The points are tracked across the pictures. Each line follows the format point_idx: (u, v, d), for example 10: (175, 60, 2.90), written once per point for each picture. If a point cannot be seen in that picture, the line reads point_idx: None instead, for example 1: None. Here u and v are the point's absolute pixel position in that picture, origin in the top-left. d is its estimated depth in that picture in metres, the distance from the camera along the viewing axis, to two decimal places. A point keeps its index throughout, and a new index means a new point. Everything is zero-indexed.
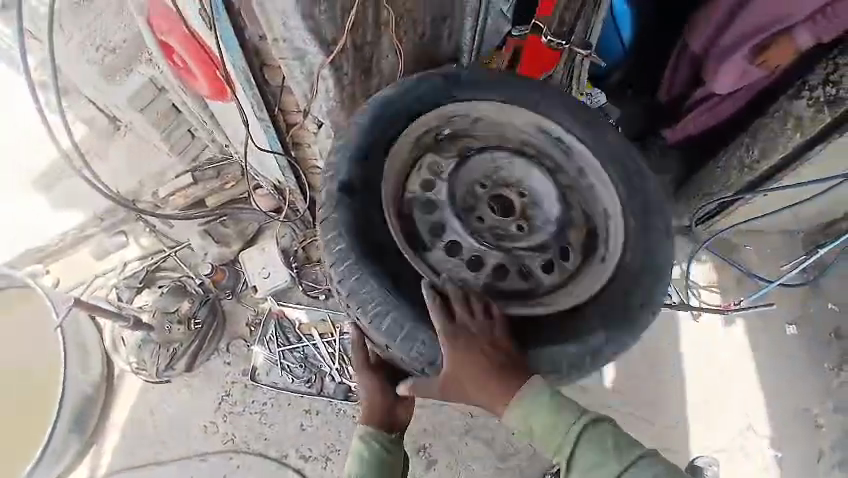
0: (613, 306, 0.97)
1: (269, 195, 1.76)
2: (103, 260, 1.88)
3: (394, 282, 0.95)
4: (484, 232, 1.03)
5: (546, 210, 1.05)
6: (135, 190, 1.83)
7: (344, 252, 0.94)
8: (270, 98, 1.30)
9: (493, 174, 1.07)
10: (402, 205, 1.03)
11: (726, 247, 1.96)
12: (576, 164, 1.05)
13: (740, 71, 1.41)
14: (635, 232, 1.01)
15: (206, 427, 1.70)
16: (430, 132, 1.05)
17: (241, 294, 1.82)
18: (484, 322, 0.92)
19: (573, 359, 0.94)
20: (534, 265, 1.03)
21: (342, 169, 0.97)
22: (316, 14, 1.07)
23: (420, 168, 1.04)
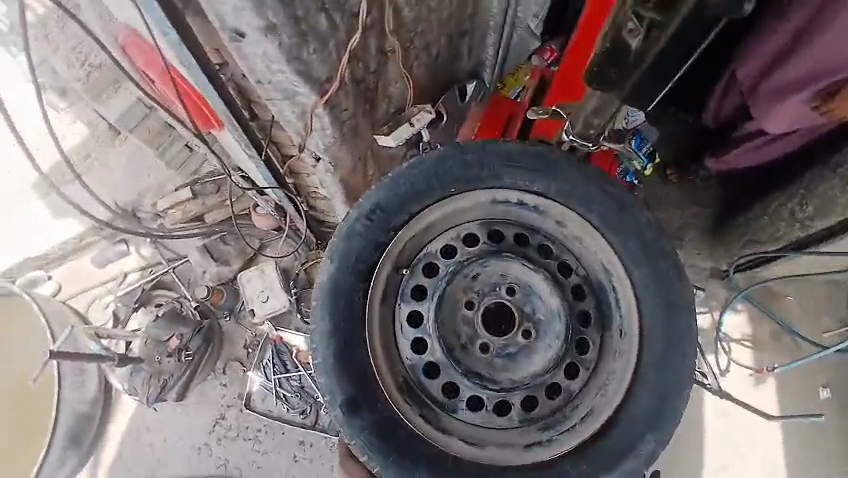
0: (660, 374, 0.92)
1: (269, 216, 1.66)
2: (104, 269, 1.82)
3: (448, 451, 0.91)
4: (494, 356, 0.94)
5: (549, 305, 0.96)
6: (135, 201, 1.75)
7: (395, 466, 0.89)
8: (257, 134, 1.17)
9: (477, 285, 0.97)
10: (396, 367, 0.95)
11: (766, 297, 1.73)
12: (551, 217, 0.97)
13: (795, 117, 1.08)
14: (653, 281, 0.93)
15: (200, 451, 1.68)
16: (387, 271, 0.96)
17: (240, 316, 1.75)
18: (543, 450, 0.92)
19: (646, 424, 0.91)
20: (559, 372, 0.95)
21: (339, 397, 0.91)
22: (304, 55, 0.94)
23: (402, 303, 0.97)
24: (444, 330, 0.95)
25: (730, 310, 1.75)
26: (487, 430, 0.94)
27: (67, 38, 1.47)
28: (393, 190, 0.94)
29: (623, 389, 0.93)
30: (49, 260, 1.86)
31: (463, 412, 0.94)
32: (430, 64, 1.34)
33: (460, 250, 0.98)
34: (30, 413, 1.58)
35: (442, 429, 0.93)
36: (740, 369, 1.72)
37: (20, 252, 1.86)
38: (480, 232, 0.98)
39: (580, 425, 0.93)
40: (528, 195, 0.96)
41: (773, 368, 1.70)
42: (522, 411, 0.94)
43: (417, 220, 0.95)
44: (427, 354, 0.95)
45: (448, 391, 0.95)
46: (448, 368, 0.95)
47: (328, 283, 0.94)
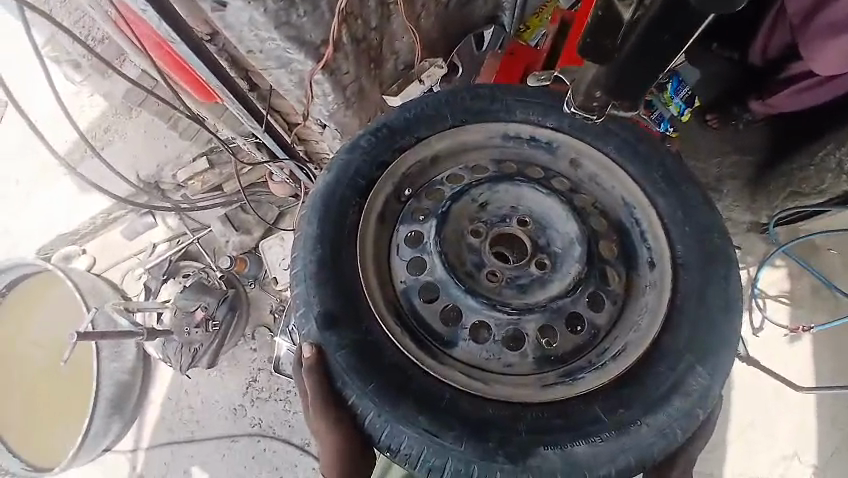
0: (699, 308, 0.82)
1: (285, 183, 1.63)
2: (133, 242, 1.88)
3: (446, 383, 0.80)
4: (503, 285, 0.85)
5: (565, 233, 0.87)
6: (155, 174, 1.77)
7: (378, 396, 0.77)
8: (256, 102, 1.12)
9: (485, 215, 0.88)
10: (390, 296, 0.86)
11: (807, 251, 1.63)
12: (565, 155, 0.91)
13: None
14: (685, 218, 0.86)
15: (236, 410, 1.77)
16: (388, 194, 0.88)
17: (264, 282, 1.78)
18: (562, 389, 0.81)
19: (692, 354, 0.81)
20: (581, 301, 0.86)
21: (315, 310, 0.80)
22: (294, 19, 0.88)
23: (400, 226, 0.89)
24: (447, 248, 0.85)
25: (768, 265, 1.64)
26: (495, 369, 0.84)
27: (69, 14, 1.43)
28: (404, 114, 0.89)
29: (658, 323, 0.83)
30: (81, 235, 1.92)
31: (466, 344, 0.85)
32: (439, 18, 1.25)
33: (466, 178, 0.90)
34: (79, 377, 1.72)
35: (441, 360, 0.83)
36: (777, 328, 1.62)
37: (53, 229, 1.93)
38: (490, 165, 0.91)
39: (609, 364, 0.83)
40: (540, 130, 0.90)
41: (810, 327, 1.59)
42: (538, 346, 0.85)
43: (424, 146, 0.89)
44: (423, 274, 0.87)
45: (448, 321, 0.85)
46: (451, 289, 0.85)
47: (321, 188, 0.85)
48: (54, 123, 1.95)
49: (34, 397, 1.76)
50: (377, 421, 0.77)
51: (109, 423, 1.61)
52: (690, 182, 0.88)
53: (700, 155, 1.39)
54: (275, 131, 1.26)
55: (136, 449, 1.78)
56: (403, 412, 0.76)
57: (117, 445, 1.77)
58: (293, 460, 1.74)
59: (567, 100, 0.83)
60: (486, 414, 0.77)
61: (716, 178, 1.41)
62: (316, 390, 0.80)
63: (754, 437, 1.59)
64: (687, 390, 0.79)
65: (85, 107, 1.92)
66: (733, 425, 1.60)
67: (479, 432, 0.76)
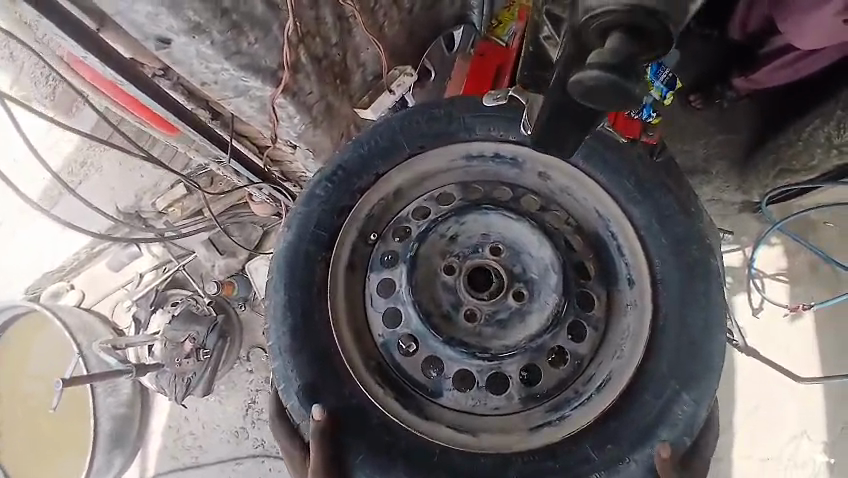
0: (681, 330, 0.81)
1: (266, 203, 1.60)
2: (120, 273, 1.86)
3: (434, 441, 0.80)
4: (481, 324, 0.85)
5: (540, 259, 0.87)
6: (134, 204, 1.75)
7: (369, 466, 0.78)
8: (219, 129, 1.10)
9: (456, 247, 0.88)
10: (369, 350, 0.86)
11: (802, 228, 1.60)
12: (534, 168, 0.88)
13: (828, 30, 0.95)
14: (662, 229, 0.83)
15: (238, 433, 1.76)
16: (353, 240, 0.87)
17: (254, 302, 1.77)
18: (547, 433, 0.81)
19: (677, 382, 0.79)
20: (561, 334, 0.86)
21: (295, 384, 0.81)
22: (245, 48, 0.86)
23: (372, 273, 0.89)
24: (420, 296, 0.86)
25: (764, 243, 1.62)
26: (482, 414, 0.84)
27: None
28: (357, 152, 0.86)
29: (640, 347, 0.82)
30: (65, 271, 1.90)
31: (449, 393, 0.85)
32: (404, 26, 1.21)
33: (433, 210, 0.90)
34: (73, 415, 1.70)
35: (426, 416, 0.83)
36: (776, 309, 1.61)
37: (37, 268, 1.91)
38: (456, 191, 0.90)
39: (594, 397, 0.82)
40: (504, 146, 0.87)
41: (809, 305, 1.58)
42: (522, 387, 0.85)
43: (383, 182, 0.87)
44: (400, 327, 0.87)
45: (432, 371, 0.86)
46: (428, 339, 0.86)
47: (283, 249, 0.85)
48: (29, 159, 1.94)
49: (32, 438, 1.75)
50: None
51: (110, 459, 1.59)
52: (663, 186, 0.84)
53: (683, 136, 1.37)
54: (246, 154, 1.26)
55: None
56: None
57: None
58: None
59: (522, 123, 0.84)
60: (481, 469, 0.78)
61: (703, 159, 1.39)
62: (317, 457, 0.76)
63: (760, 419, 1.58)
64: (673, 419, 0.79)
65: (57, 140, 1.89)
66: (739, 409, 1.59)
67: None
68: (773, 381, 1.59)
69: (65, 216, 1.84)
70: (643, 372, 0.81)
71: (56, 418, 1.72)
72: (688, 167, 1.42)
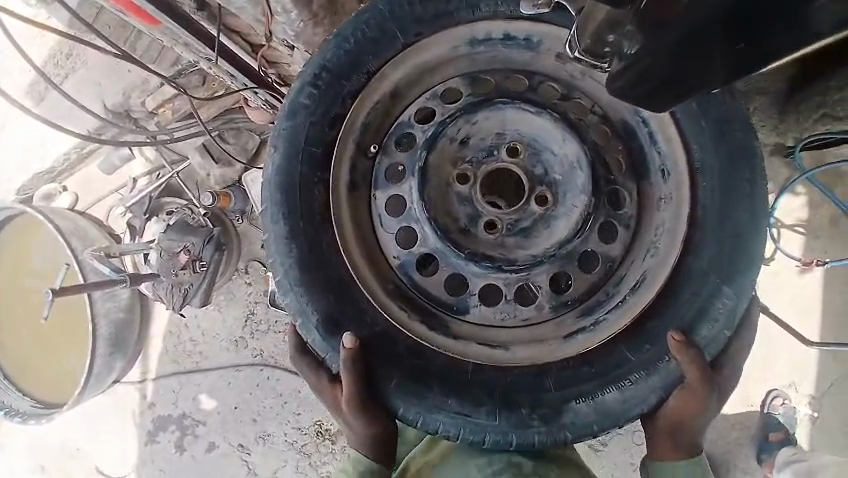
0: (724, 220, 0.74)
1: (263, 110, 1.50)
2: (114, 177, 1.78)
3: (465, 358, 0.76)
4: (504, 235, 0.78)
5: (565, 156, 0.78)
6: (123, 103, 1.63)
7: (401, 391, 0.74)
8: (207, 24, 1.00)
9: (468, 152, 0.79)
10: (384, 274, 0.80)
11: (830, 179, 1.50)
12: (549, 53, 0.78)
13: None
14: (700, 112, 0.74)
15: (237, 342, 1.79)
16: (350, 151, 0.79)
17: (252, 216, 1.72)
18: (582, 340, 0.76)
19: (715, 274, 0.74)
20: (592, 238, 0.79)
21: (314, 318, 0.75)
22: None
23: (377, 189, 0.82)
24: (435, 211, 0.78)
25: (787, 192, 1.52)
26: (512, 326, 0.80)
27: None
28: (340, 49, 0.76)
29: (678, 242, 0.76)
30: (56, 174, 1.82)
31: (475, 309, 0.80)
32: None
33: (439, 111, 0.81)
34: (71, 312, 1.73)
35: (453, 336, 0.78)
36: (787, 262, 1.55)
37: (28, 168, 1.82)
38: (462, 86, 0.81)
39: (630, 297, 0.77)
40: (515, 26, 0.76)
41: (824, 260, 1.52)
42: (551, 295, 0.80)
43: (378, 82, 0.78)
44: (415, 248, 0.81)
45: (453, 291, 0.81)
46: (448, 257, 0.79)
47: (278, 177, 0.77)
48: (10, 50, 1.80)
49: (34, 336, 1.77)
50: (409, 415, 0.74)
51: (110, 361, 1.61)
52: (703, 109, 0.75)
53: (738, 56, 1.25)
54: (240, 56, 1.13)
55: (143, 382, 1.82)
56: (431, 399, 0.73)
57: (125, 378, 1.82)
58: (298, 386, 1.79)
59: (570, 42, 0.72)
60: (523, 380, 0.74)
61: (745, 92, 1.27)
62: (351, 388, 0.75)
63: (754, 365, 1.58)
64: (712, 316, 0.74)
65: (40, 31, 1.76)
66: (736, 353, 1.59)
67: (509, 404, 0.73)
68: (773, 328, 1.56)
69: (45, 108, 1.73)
70: (680, 272, 0.75)
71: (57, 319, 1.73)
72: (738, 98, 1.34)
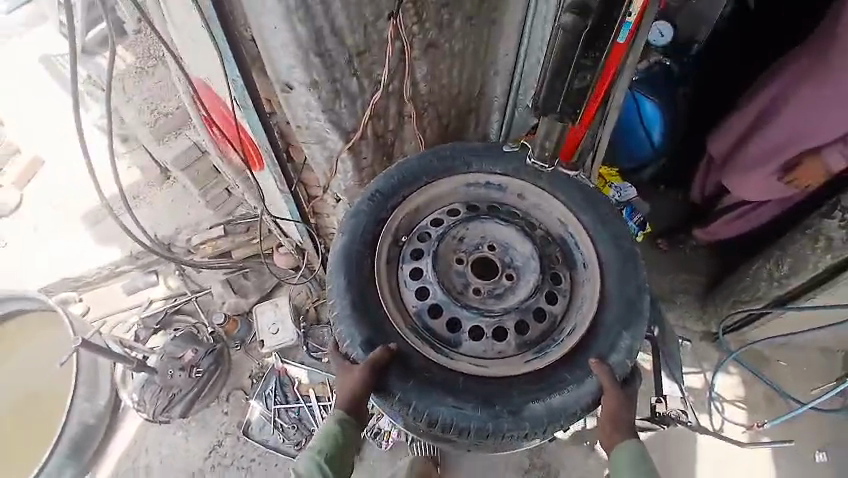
0: (621, 285, 1.00)
1: (290, 255, 1.83)
2: (132, 296, 1.99)
3: (460, 374, 0.96)
4: (484, 298, 0.99)
5: (523, 252, 1.02)
6: (171, 236, 1.94)
7: (415, 390, 0.94)
8: (290, 172, 1.38)
9: (463, 246, 1.03)
10: (405, 318, 1.01)
11: (757, 359, 1.85)
12: (513, 191, 1.07)
13: (763, 184, 1.48)
14: (603, 227, 1.04)
15: (194, 476, 1.73)
16: (388, 243, 1.04)
17: (250, 346, 1.87)
18: (536, 363, 0.97)
19: (620, 324, 0.98)
20: (541, 299, 1.00)
21: (359, 339, 0.97)
22: (337, 108, 1.18)
23: (404, 264, 1.04)
24: (443, 277, 1.00)
25: (722, 370, 1.85)
26: (492, 356, 0.99)
27: (140, 91, 1.71)
28: (390, 179, 1.05)
29: (593, 307, 1.00)
30: (81, 284, 2.05)
31: (467, 343, 0.99)
32: (440, 129, 1.53)
33: (447, 220, 1.06)
34: (45, 408, 1.74)
35: (452, 357, 0.98)
36: (734, 427, 1.79)
37: (59, 274, 2.08)
38: (462, 207, 1.07)
39: (565, 337, 0.99)
40: (492, 176, 1.07)
41: (764, 423, 1.78)
42: (517, 335, 0.99)
43: (407, 203, 1.05)
44: (428, 299, 1.01)
45: (450, 327, 1.00)
46: (449, 305, 1.00)
47: (338, 252, 1.01)
48: (83, 179, 2.20)
49: None
50: (406, 397, 0.94)
51: (61, 469, 1.57)
52: None
53: (673, 257, 1.96)
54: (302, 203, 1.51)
55: None
56: (436, 395, 0.94)
57: None
58: None
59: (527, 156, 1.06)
60: (501, 394, 0.95)
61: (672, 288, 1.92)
62: (373, 359, 0.94)
63: None
64: (615, 348, 0.97)
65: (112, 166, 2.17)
66: None
67: (488, 400, 0.94)
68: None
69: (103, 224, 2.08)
70: (593, 326, 0.99)
71: (27, 411, 1.75)
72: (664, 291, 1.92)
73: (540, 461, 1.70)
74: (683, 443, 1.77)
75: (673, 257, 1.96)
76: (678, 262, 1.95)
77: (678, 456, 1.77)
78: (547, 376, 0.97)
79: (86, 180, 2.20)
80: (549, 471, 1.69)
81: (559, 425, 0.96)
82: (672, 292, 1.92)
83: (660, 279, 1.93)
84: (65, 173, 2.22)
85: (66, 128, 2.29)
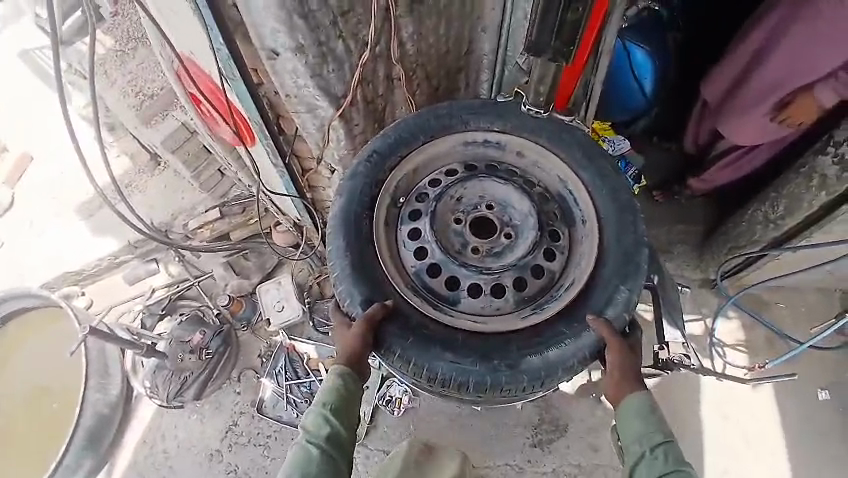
0: (620, 240, 0.99)
1: (289, 232, 1.84)
2: (134, 286, 1.99)
3: (458, 330, 0.96)
4: (484, 256, 0.99)
5: (521, 209, 1.01)
6: (167, 222, 1.95)
7: (412, 345, 0.94)
8: (282, 145, 1.36)
9: (461, 206, 1.02)
10: (403, 276, 1.01)
11: (756, 304, 1.88)
12: (512, 148, 1.06)
13: (759, 127, 1.47)
14: (602, 183, 1.03)
15: (212, 456, 1.76)
16: (386, 203, 1.04)
17: (257, 327, 1.88)
18: (533, 317, 0.98)
19: (617, 278, 0.98)
20: (539, 255, 1.00)
21: (358, 297, 0.97)
22: (325, 73, 1.15)
23: (402, 225, 1.04)
24: (441, 237, 1.00)
25: (722, 316, 1.87)
26: (490, 313, 0.99)
27: (122, 74, 1.63)
28: (388, 138, 1.04)
29: (592, 263, 1.00)
30: (81, 276, 2.04)
31: (465, 300, 0.99)
32: (429, 92, 1.54)
33: (444, 181, 1.05)
34: (60, 399, 1.76)
35: (451, 314, 0.98)
36: (735, 370, 1.82)
37: (58, 269, 2.07)
38: (459, 168, 1.06)
39: (563, 293, 1.00)
40: (492, 134, 1.06)
41: (765, 364, 1.80)
42: (515, 291, 0.99)
43: (406, 163, 1.04)
44: (427, 258, 1.01)
45: (449, 285, 1.00)
46: (448, 264, 1.00)
47: (337, 211, 1.00)
48: (72, 172, 2.17)
49: (10, 431, 1.77)
50: (405, 355, 0.94)
51: (80, 458, 1.59)
52: None
53: (669, 207, 1.96)
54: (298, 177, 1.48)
55: None
56: (435, 351, 0.94)
57: None
58: None
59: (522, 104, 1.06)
60: (501, 351, 0.95)
61: (668, 238, 1.92)
62: (371, 313, 0.95)
63: (715, 457, 1.76)
64: (614, 301, 0.97)
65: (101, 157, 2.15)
66: (697, 439, 1.77)
67: (486, 355, 0.94)
68: (728, 419, 1.78)
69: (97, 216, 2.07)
70: (593, 281, 0.99)
71: (42, 403, 1.77)
72: (663, 243, 1.93)
73: (551, 416, 1.73)
74: (686, 386, 1.81)
75: (668, 208, 1.96)
76: (673, 213, 1.95)
77: (682, 398, 1.80)
78: (549, 328, 0.97)
79: (76, 174, 2.18)
80: (560, 425, 1.73)
81: (556, 379, 0.96)
82: (669, 242, 1.92)
83: (661, 231, 1.93)
84: (52, 168, 2.19)
85: (53, 121, 2.26)
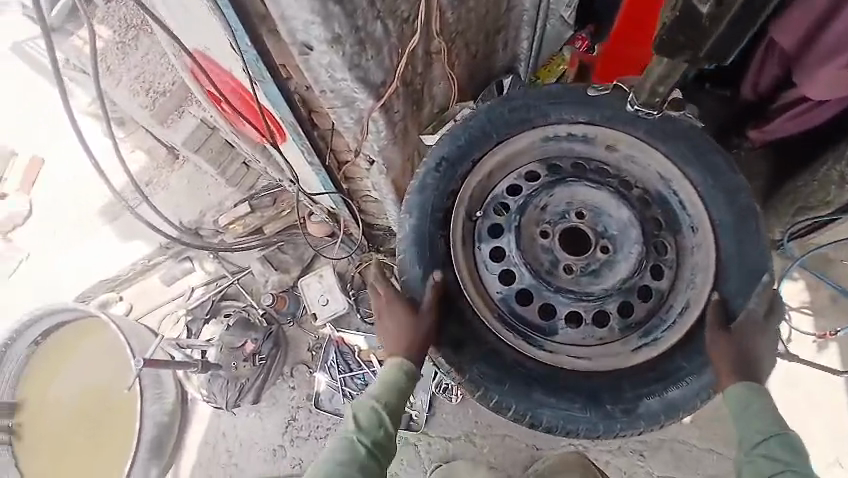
0: (741, 248, 0.91)
1: (323, 223, 1.71)
2: (172, 287, 1.95)
3: (561, 369, 0.91)
4: (579, 274, 0.91)
5: (619, 218, 0.93)
6: (196, 220, 1.84)
7: (512, 394, 0.90)
8: (317, 140, 1.23)
9: (547, 215, 0.94)
10: (489, 305, 0.94)
11: (821, 263, 1.74)
12: (602, 140, 0.94)
13: (837, 83, 1.05)
14: (714, 181, 0.92)
15: (275, 452, 1.78)
16: (461, 216, 0.95)
17: (302, 320, 1.83)
18: (647, 351, 0.91)
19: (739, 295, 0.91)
20: (647, 274, 0.93)
21: (444, 338, 0.92)
22: (363, 62, 1.00)
23: (481, 244, 0.95)
24: (528, 255, 0.93)
25: (787, 277, 1.75)
26: (592, 344, 0.93)
27: (127, 69, 1.50)
28: (455, 144, 0.94)
29: (709, 278, 0.92)
30: (118, 282, 2.02)
31: (564, 331, 0.93)
32: (468, 61, 1.35)
33: (524, 187, 0.96)
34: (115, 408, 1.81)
35: (548, 347, 0.92)
36: (803, 338, 1.74)
37: (90, 277, 2.07)
38: (540, 168, 0.96)
39: (679, 319, 0.92)
40: (575, 127, 0.94)
41: (836, 331, 1.71)
42: (620, 318, 0.93)
43: (480, 167, 0.94)
44: (514, 283, 0.94)
45: (543, 314, 0.94)
46: (541, 289, 0.93)
47: (410, 234, 0.93)
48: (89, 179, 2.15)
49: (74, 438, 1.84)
50: (504, 401, 0.90)
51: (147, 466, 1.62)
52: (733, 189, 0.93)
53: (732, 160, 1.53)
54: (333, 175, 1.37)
55: None
56: (537, 397, 0.90)
57: None
58: None
59: (630, 98, 0.91)
60: (613, 391, 0.90)
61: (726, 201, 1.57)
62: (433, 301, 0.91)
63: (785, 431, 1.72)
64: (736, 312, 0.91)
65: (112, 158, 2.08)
66: None
67: (596, 401, 0.89)
68: (801, 390, 1.72)
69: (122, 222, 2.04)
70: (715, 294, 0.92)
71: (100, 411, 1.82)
72: None
73: None
74: None
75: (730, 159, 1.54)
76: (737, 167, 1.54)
77: None
78: (666, 359, 0.91)
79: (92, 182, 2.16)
80: None
81: (677, 420, 0.91)
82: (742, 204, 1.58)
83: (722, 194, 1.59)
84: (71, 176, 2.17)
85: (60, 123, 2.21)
